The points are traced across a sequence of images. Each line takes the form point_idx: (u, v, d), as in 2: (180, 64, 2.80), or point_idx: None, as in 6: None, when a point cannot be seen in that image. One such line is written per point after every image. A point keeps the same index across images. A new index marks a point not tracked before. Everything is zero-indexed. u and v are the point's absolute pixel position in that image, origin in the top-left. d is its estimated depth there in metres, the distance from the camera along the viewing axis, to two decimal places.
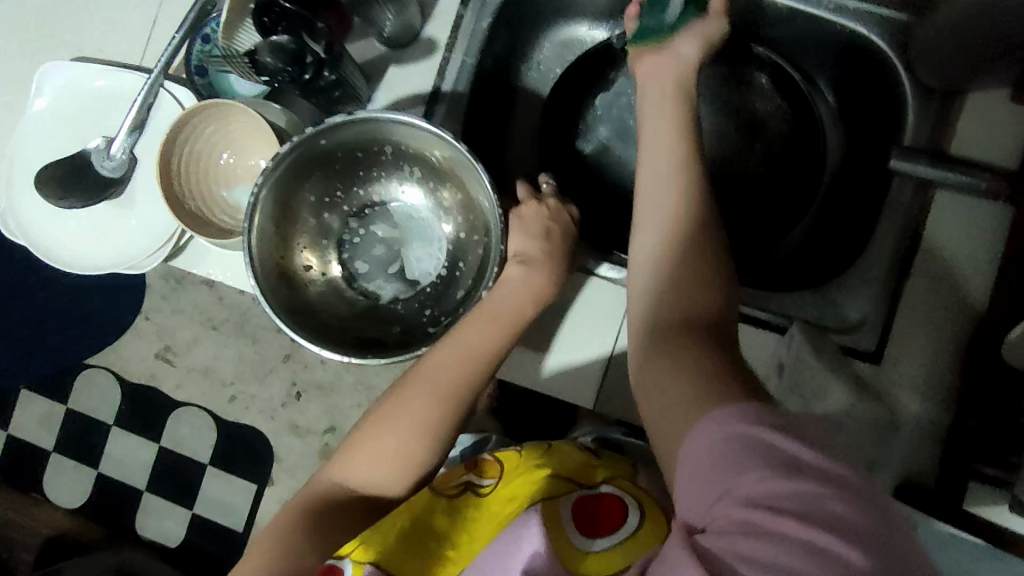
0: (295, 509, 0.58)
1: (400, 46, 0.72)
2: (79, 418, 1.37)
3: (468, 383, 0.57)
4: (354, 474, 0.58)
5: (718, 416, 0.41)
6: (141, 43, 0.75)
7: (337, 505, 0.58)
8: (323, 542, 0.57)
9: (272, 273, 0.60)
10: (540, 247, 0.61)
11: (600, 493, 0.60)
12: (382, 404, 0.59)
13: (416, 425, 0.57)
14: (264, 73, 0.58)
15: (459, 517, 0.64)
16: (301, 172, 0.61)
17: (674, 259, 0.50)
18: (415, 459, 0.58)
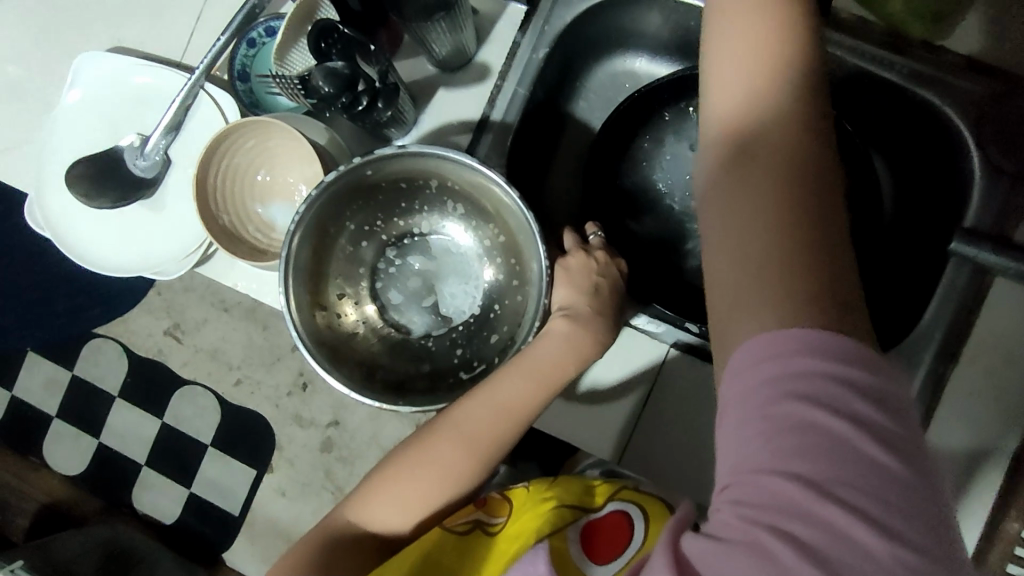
0: (309, 546, 0.58)
1: (451, 69, 0.69)
2: (85, 387, 1.36)
3: (498, 434, 0.56)
4: (372, 513, 0.58)
5: (787, 333, 0.36)
6: (183, 38, 0.72)
7: (347, 542, 0.58)
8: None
9: (305, 306, 0.58)
10: (586, 303, 0.59)
11: (605, 514, 0.61)
12: (409, 449, 0.58)
13: (439, 473, 0.57)
14: (316, 98, 0.56)
15: (469, 555, 0.61)
16: (344, 202, 0.59)
17: (748, 149, 0.42)
18: (431, 505, 0.58)
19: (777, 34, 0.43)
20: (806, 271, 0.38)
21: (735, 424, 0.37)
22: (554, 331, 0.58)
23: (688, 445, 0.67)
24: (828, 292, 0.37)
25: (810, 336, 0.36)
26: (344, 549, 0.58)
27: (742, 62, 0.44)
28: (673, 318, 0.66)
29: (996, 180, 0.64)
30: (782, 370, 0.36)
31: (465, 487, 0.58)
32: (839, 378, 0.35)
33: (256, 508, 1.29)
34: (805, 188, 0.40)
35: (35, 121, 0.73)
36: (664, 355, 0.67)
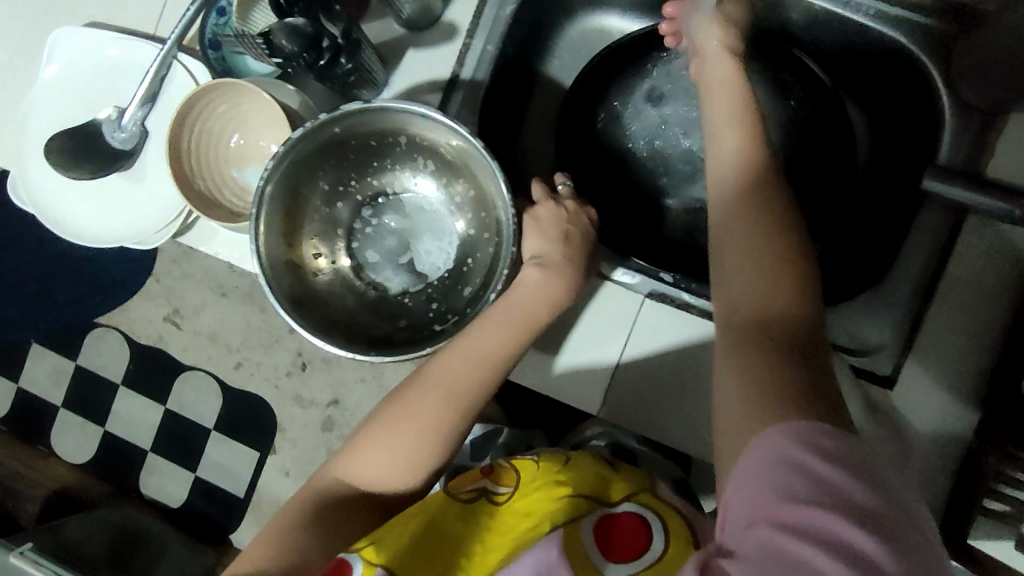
0: (298, 508, 0.58)
1: (419, 29, 0.69)
2: (88, 376, 1.38)
3: (476, 386, 0.57)
4: (362, 475, 0.58)
5: (777, 429, 0.42)
6: (155, 12, 0.73)
7: (335, 502, 0.59)
8: (324, 544, 0.56)
9: (278, 261, 0.58)
10: (558, 250, 0.60)
11: (622, 513, 0.58)
12: (390, 407, 0.58)
13: (420, 428, 0.57)
14: (280, 55, 0.56)
15: (472, 525, 0.61)
16: (314, 161, 0.59)
17: (751, 271, 0.50)
18: (414, 465, 0.57)
19: (763, 170, 0.55)
20: (789, 368, 0.45)
21: (744, 478, 0.42)
22: (525, 282, 0.59)
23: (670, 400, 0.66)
24: (808, 385, 0.45)
25: (799, 425, 0.42)
26: (330, 508, 0.58)
27: (731, 190, 0.55)
28: (649, 269, 0.67)
29: (966, 119, 0.64)
30: (780, 439, 0.42)
31: (448, 446, 0.58)
32: (823, 429, 0.41)
33: (261, 488, 1.31)
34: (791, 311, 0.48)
35: (16, 102, 0.74)
36: (641, 304, 0.67)
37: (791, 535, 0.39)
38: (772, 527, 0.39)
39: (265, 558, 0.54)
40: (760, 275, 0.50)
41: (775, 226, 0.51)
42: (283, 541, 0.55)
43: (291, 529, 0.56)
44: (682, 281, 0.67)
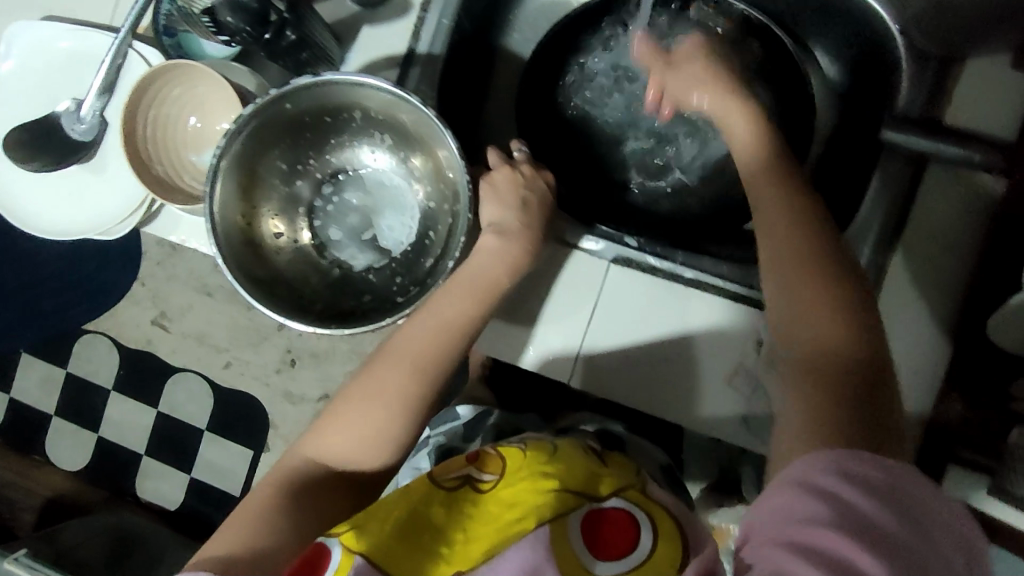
0: (266, 493, 0.56)
1: (373, 5, 0.68)
2: (77, 383, 1.35)
3: (440, 352, 0.59)
4: (335, 450, 0.58)
5: (822, 460, 0.45)
6: (111, 4, 0.72)
7: (307, 483, 0.57)
8: (297, 528, 0.55)
9: (236, 239, 0.58)
10: (516, 218, 0.61)
11: (610, 510, 0.56)
12: (357, 379, 0.59)
13: (390, 399, 0.58)
14: (225, 32, 0.58)
15: (455, 512, 0.57)
16: (269, 138, 0.59)
17: (798, 306, 0.52)
18: (386, 437, 0.58)
19: (803, 200, 0.56)
20: (837, 397, 0.48)
21: (768, 499, 0.45)
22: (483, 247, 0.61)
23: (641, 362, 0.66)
24: (852, 413, 0.48)
25: (835, 453, 0.44)
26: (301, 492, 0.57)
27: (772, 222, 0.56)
28: (617, 235, 0.69)
29: (922, 69, 0.64)
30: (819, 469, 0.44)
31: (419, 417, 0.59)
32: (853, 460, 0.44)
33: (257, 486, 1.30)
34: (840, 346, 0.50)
35: None
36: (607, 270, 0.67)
37: (789, 549, 0.42)
38: (778, 545, 0.42)
39: (238, 548, 0.51)
40: (810, 307, 0.52)
41: (819, 261, 0.53)
42: (254, 526, 0.53)
43: (263, 514, 0.54)
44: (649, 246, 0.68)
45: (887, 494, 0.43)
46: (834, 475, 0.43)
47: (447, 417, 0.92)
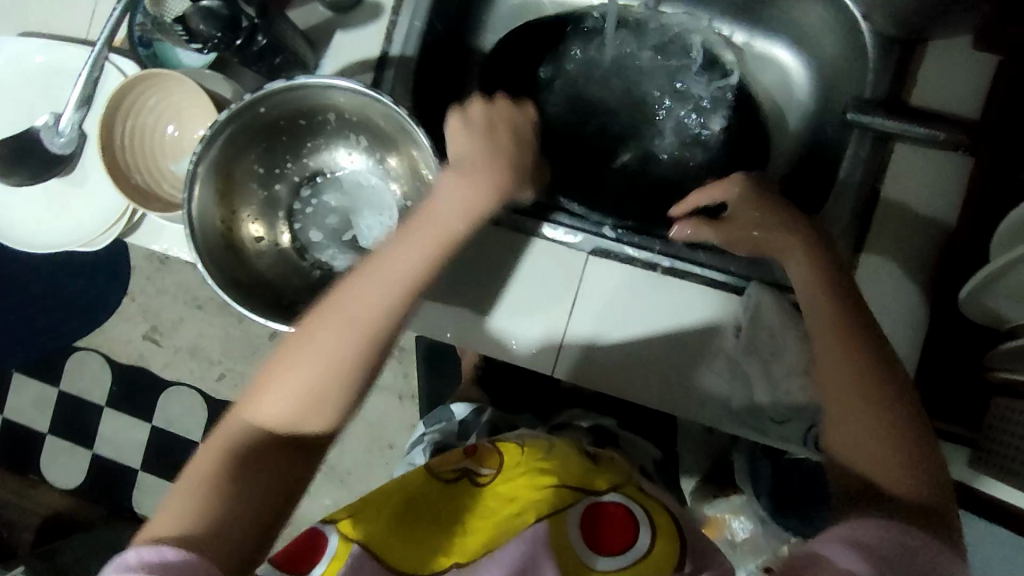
0: (208, 460, 0.51)
1: (345, 11, 0.69)
2: (72, 401, 1.33)
3: (388, 304, 0.55)
4: (275, 414, 0.53)
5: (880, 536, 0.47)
6: (86, 17, 0.73)
7: (246, 451, 0.52)
8: (249, 498, 0.50)
9: (216, 243, 0.59)
10: (475, 151, 0.61)
11: (608, 506, 0.55)
12: (296, 335, 0.55)
13: (333, 353, 0.53)
14: (197, 41, 0.57)
15: (453, 503, 0.57)
16: (245, 143, 0.60)
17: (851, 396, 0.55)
18: (331, 395, 0.53)
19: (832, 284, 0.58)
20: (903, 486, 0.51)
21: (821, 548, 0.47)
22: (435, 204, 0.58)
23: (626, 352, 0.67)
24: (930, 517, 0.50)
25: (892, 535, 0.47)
26: (246, 458, 0.52)
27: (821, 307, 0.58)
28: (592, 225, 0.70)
29: (886, 52, 0.66)
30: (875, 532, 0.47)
31: (368, 373, 0.55)
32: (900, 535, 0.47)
33: None
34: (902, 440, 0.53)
35: None
36: (585, 262, 0.68)
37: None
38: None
39: (192, 524, 0.47)
40: (867, 423, 0.54)
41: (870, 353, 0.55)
42: (203, 497, 0.49)
43: (210, 485, 0.50)
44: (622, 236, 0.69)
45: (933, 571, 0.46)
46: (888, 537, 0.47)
47: (443, 415, 0.93)
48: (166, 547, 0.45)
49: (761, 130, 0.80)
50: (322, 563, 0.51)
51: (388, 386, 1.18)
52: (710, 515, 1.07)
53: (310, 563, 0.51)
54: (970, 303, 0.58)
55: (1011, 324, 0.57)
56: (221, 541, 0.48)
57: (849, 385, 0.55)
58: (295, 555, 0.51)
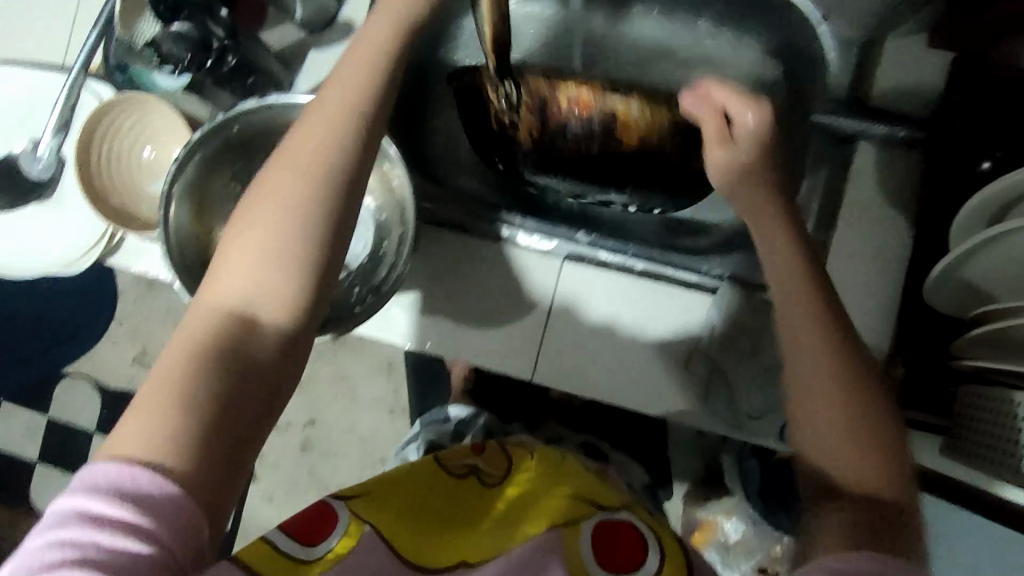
0: (170, 362, 0.42)
1: (318, 30, 0.71)
2: (60, 429, 1.28)
3: (345, 162, 0.46)
4: (239, 290, 0.44)
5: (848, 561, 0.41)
6: (64, 44, 0.74)
7: (215, 341, 0.42)
8: (228, 399, 0.41)
9: (193, 261, 0.59)
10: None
11: (618, 521, 0.53)
12: (249, 200, 0.46)
13: (293, 215, 0.44)
14: (168, 62, 0.59)
15: (461, 500, 0.58)
16: (219, 161, 0.61)
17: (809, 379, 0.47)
18: (298, 251, 0.44)
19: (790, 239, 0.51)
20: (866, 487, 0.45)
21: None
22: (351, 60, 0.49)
23: (603, 357, 0.70)
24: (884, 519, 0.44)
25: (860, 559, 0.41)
26: (223, 347, 0.42)
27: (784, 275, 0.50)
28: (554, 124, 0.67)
29: (846, 52, 0.69)
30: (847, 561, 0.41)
31: (336, 244, 0.45)
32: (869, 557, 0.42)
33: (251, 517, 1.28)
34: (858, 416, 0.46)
35: None
36: (558, 267, 0.71)
37: None
38: None
39: (172, 439, 0.39)
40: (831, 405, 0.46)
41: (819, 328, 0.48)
42: (175, 402, 0.40)
43: (177, 387, 0.40)
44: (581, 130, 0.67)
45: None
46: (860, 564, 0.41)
47: (440, 415, 0.94)
48: (146, 470, 0.38)
49: None
50: (334, 535, 0.50)
51: (380, 402, 1.19)
52: (704, 517, 1.06)
53: (321, 534, 0.50)
54: (934, 290, 0.59)
55: (973, 313, 0.58)
56: (210, 455, 0.40)
57: (816, 370, 0.47)
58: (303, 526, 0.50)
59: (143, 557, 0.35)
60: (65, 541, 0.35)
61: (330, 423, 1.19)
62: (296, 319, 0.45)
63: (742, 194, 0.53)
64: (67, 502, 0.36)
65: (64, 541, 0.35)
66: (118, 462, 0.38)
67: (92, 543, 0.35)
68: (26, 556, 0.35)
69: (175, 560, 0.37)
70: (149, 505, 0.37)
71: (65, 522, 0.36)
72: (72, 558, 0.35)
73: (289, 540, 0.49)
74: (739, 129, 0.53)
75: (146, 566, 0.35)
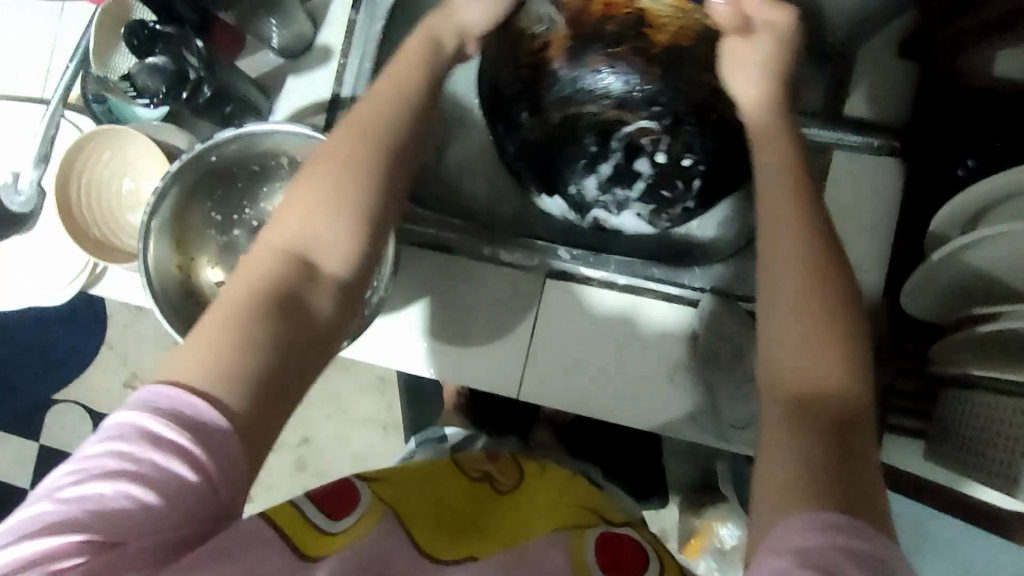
0: (236, 294, 0.44)
1: (295, 56, 0.72)
2: (50, 455, 1.23)
3: (412, 125, 0.51)
4: (294, 243, 0.47)
5: (812, 511, 0.36)
6: (43, 74, 0.74)
7: (275, 287, 0.45)
8: (289, 336, 0.44)
9: (174, 291, 0.59)
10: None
11: (620, 535, 0.53)
12: (306, 166, 0.49)
13: (359, 170, 0.48)
14: (144, 94, 0.60)
15: (474, 496, 0.56)
16: (197, 191, 0.61)
17: (803, 291, 0.43)
18: (353, 211, 0.47)
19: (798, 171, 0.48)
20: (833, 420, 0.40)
21: (769, 545, 0.36)
22: (410, 47, 0.56)
23: (589, 373, 0.71)
24: (841, 451, 0.39)
25: (820, 511, 0.36)
26: (281, 290, 0.45)
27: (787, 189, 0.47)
28: (582, 68, 0.65)
29: None
30: (815, 509, 0.36)
31: (385, 209, 0.49)
32: (833, 506, 0.37)
33: None
34: (850, 348, 0.42)
35: None
36: (542, 285, 0.72)
37: None
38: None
39: (233, 367, 0.41)
40: (812, 320, 0.43)
41: (818, 244, 0.45)
42: (239, 332, 0.42)
43: (244, 317, 0.42)
44: (606, 69, 0.65)
45: (880, 563, 0.35)
46: (830, 524, 0.36)
47: (435, 433, 0.93)
48: (200, 399, 0.40)
49: None
50: (355, 513, 0.47)
51: (374, 419, 1.18)
52: (701, 525, 1.06)
53: (345, 509, 0.47)
54: (915, 295, 0.60)
55: (955, 316, 0.58)
56: (272, 387, 0.42)
57: (804, 288, 0.43)
58: (325, 499, 0.47)
59: (185, 488, 0.38)
60: (123, 454, 0.38)
61: (323, 441, 1.19)
62: (352, 265, 0.48)
63: (761, 95, 0.53)
64: (129, 417, 0.39)
65: (120, 454, 0.38)
66: (175, 386, 0.40)
67: (145, 462, 0.38)
68: (87, 459, 0.38)
69: (215, 497, 0.39)
70: (202, 431, 0.39)
71: (123, 437, 0.38)
72: (126, 472, 0.37)
73: (312, 510, 0.45)
74: (763, 28, 0.55)
75: (187, 498, 0.38)
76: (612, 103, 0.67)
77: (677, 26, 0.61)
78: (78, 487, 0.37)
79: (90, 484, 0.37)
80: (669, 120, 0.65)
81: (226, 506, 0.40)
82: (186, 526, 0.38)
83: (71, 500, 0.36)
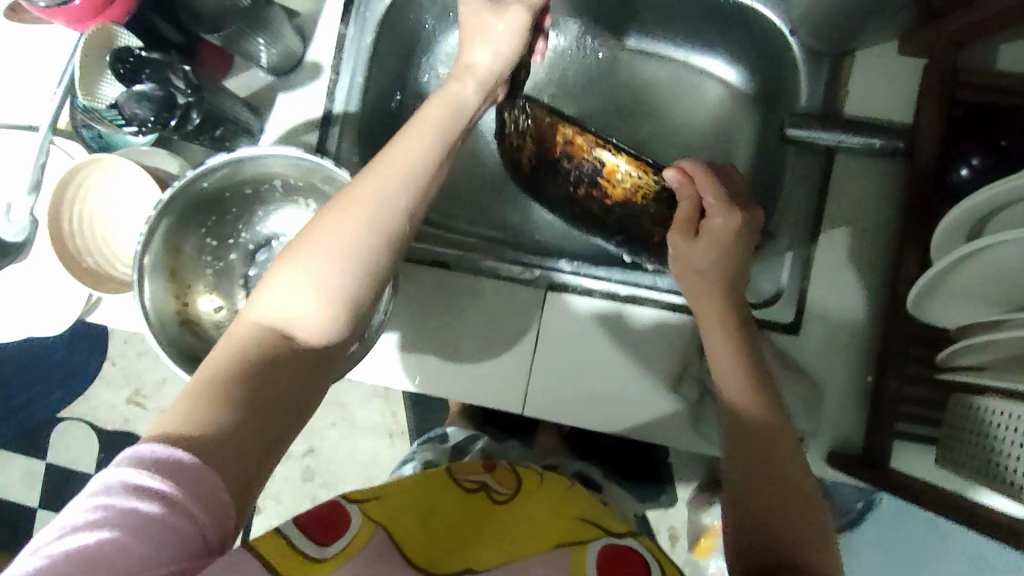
0: (223, 353, 0.44)
1: (285, 72, 0.70)
2: (55, 475, 1.21)
3: (411, 200, 0.48)
4: (277, 303, 0.46)
5: None
6: (31, 99, 0.73)
7: (259, 348, 0.45)
8: (258, 404, 0.43)
9: (171, 321, 0.59)
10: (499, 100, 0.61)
11: (623, 544, 0.52)
12: (306, 226, 0.48)
13: (355, 246, 0.46)
14: (133, 122, 0.59)
15: (470, 510, 0.56)
16: (189, 218, 0.60)
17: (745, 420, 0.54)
18: (340, 284, 0.46)
19: (732, 317, 0.59)
20: (777, 526, 0.49)
21: None
22: (430, 113, 0.53)
23: (593, 388, 0.70)
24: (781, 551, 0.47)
25: None
26: (261, 350, 0.45)
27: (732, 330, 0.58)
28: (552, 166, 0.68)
29: (818, 65, 0.69)
30: None
31: (372, 284, 0.47)
32: None
33: None
34: (785, 459, 0.52)
35: None
36: (544, 299, 0.71)
37: None
38: None
39: (212, 422, 0.41)
40: (748, 434, 0.54)
41: (744, 369, 0.56)
42: (218, 394, 0.42)
43: (224, 381, 0.42)
44: (568, 190, 0.69)
45: None
46: None
47: (436, 439, 0.92)
48: (182, 451, 0.39)
49: (710, 144, 0.80)
50: (345, 536, 0.46)
51: (379, 427, 1.18)
52: (709, 525, 1.06)
53: (335, 532, 0.46)
54: (924, 306, 0.59)
55: (956, 328, 0.57)
56: (241, 458, 0.41)
57: (751, 406, 0.54)
58: (317, 520, 0.47)
59: (174, 528, 0.37)
60: (107, 506, 0.36)
61: (328, 451, 1.18)
62: (335, 335, 0.47)
63: (697, 267, 0.61)
64: (113, 471, 0.38)
65: (105, 506, 0.36)
66: (162, 439, 0.39)
67: (132, 511, 0.37)
68: (70, 517, 0.36)
69: (204, 536, 0.38)
70: (185, 478, 0.38)
71: (107, 490, 0.37)
72: (109, 522, 0.36)
73: (298, 533, 0.45)
74: (709, 231, 0.60)
75: (177, 536, 0.37)
76: (576, 215, 0.72)
77: (626, 186, 0.65)
78: (62, 542, 0.35)
79: (73, 538, 0.35)
80: (621, 243, 0.71)
81: (215, 542, 0.39)
82: (178, 562, 0.37)
83: (56, 554, 0.35)
